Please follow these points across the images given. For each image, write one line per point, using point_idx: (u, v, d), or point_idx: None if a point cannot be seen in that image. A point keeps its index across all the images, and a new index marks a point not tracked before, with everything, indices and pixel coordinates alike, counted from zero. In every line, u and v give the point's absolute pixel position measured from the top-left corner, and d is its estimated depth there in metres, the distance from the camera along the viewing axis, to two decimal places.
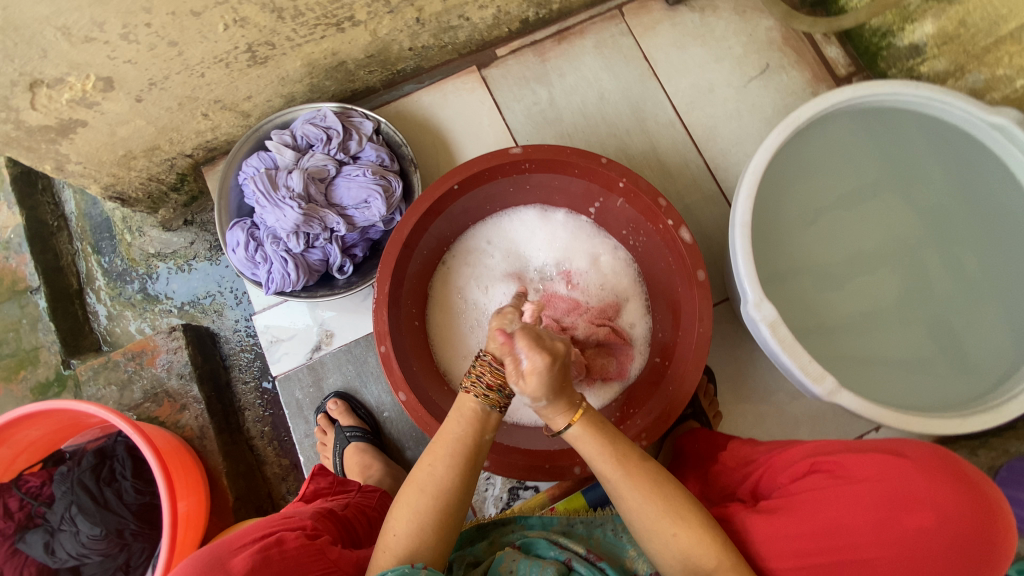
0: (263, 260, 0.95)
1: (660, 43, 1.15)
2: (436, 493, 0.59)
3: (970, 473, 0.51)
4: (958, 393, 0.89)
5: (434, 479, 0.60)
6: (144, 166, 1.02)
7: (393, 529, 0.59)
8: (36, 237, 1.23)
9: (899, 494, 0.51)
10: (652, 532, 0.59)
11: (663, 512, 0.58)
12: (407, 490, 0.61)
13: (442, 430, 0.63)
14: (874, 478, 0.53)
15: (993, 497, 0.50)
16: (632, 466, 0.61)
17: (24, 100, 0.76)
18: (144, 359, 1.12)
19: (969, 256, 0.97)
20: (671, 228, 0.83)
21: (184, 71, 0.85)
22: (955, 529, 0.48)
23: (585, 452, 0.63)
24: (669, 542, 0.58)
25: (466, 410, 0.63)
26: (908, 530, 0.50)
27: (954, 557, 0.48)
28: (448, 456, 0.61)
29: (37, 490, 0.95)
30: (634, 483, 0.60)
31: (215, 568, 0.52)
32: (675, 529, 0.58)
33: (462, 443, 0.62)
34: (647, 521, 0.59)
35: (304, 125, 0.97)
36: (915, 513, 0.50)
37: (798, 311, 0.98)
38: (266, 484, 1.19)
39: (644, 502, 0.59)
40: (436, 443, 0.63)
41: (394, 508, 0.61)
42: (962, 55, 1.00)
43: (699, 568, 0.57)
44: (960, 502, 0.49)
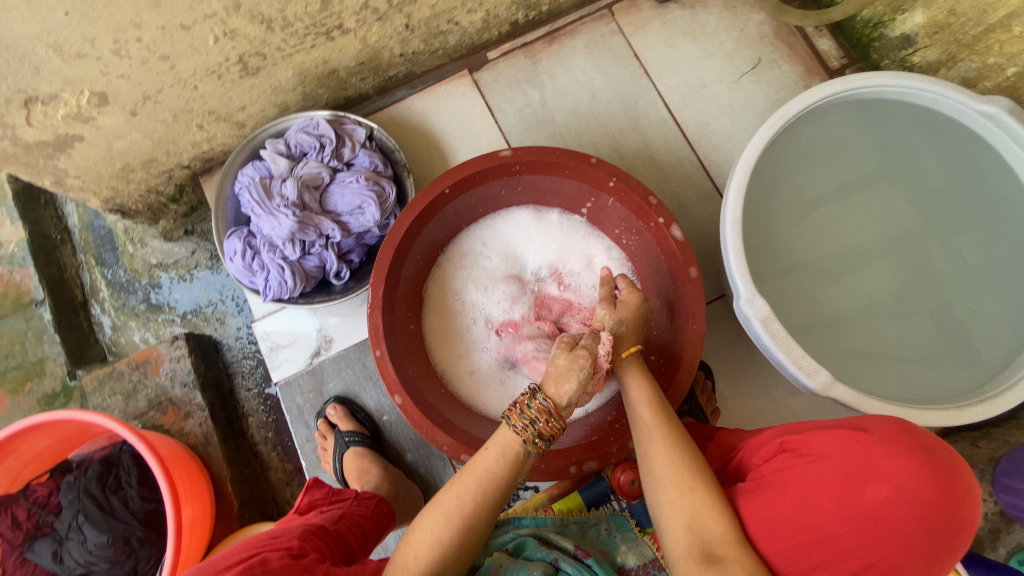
0: (261, 268, 0.96)
1: (650, 41, 1.15)
2: (460, 526, 0.60)
3: (929, 441, 0.52)
4: (956, 385, 0.89)
5: (461, 511, 0.60)
6: (142, 178, 1.04)
7: (411, 551, 0.60)
8: (40, 250, 1.25)
9: (855, 468, 0.52)
10: (666, 483, 0.63)
11: (679, 467, 0.63)
12: (430, 514, 0.61)
13: (476, 460, 0.63)
14: (834, 455, 0.54)
15: (951, 460, 0.51)
16: (659, 419, 0.69)
17: (20, 117, 0.77)
18: (147, 368, 1.14)
19: (968, 245, 0.96)
20: (662, 226, 0.83)
21: (177, 84, 0.87)
22: (912, 499, 0.49)
23: (633, 395, 0.73)
24: (679, 499, 0.61)
25: (508, 452, 0.63)
26: (867, 502, 0.51)
27: (912, 525, 0.49)
28: (476, 488, 0.61)
29: (44, 500, 0.97)
30: (657, 434, 0.67)
31: None
32: (690, 485, 0.61)
33: (492, 479, 0.62)
34: (663, 469, 0.64)
35: (297, 134, 0.98)
36: (871, 485, 0.51)
37: (795, 305, 0.98)
38: (271, 489, 1.20)
39: (665, 453, 0.65)
40: (465, 472, 0.63)
41: (413, 529, 0.62)
42: (953, 44, 0.99)
43: (704, 535, 0.58)
44: (917, 470, 0.49)
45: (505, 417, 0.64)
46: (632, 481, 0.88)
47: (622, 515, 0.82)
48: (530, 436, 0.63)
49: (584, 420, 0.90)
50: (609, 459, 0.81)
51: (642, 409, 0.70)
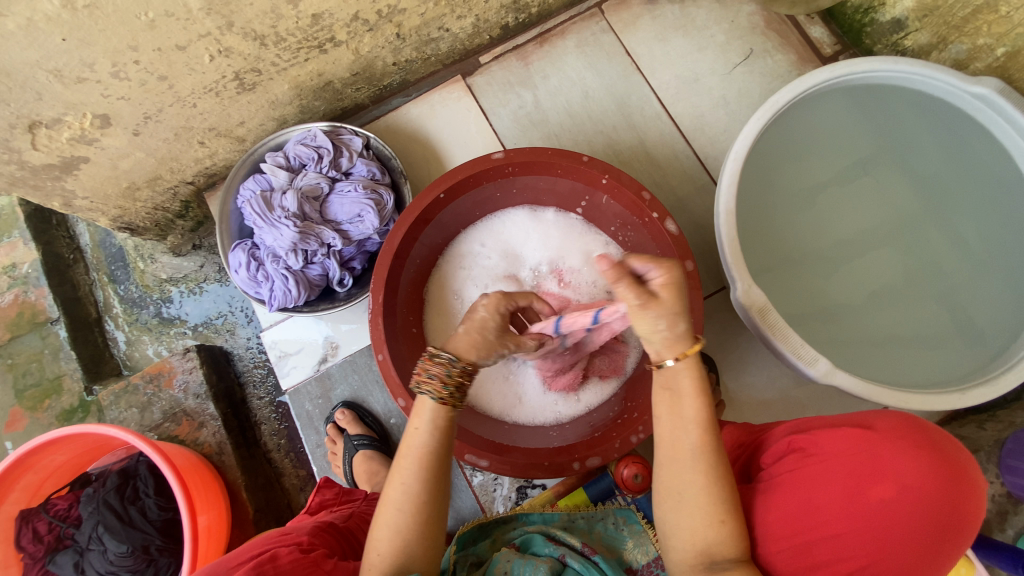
0: (265, 278, 0.98)
1: (641, 37, 1.16)
2: (413, 507, 0.61)
3: (937, 438, 0.52)
4: (961, 368, 0.88)
5: (408, 493, 0.61)
6: (148, 196, 1.07)
7: (376, 548, 0.61)
8: (53, 270, 1.29)
9: (862, 468, 0.52)
10: (694, 516, 0.58)
11: (715, 499, 0.58)
12: (385, 508, 0.62)
13: (407, 441, 0.63)
14: (841, 454, 0.54)
15: (961, 459, 0.51)
16: (709, 447, 0.59)
17: (25, 142, 0.80)
18: (161, 381, 1.17)
19: (971, 227, 0.95)
20: (657, 220, 0.84)
21: (176, 103, 0.89)
22: (919, 497, 0.49)
23: (686, 415, 0.60)
24: (705, 528, 0.58)
25: (437, 421, 0.63)
26: (872, 502, 0.51)
27: (918, 524, 0.49)
28: (415, 468, 0.61)
29: (65, 513, 1.00)
30: (701, 464, 0.58)
31: None
32: (722, 518, 0.57)
33: (426, 451, 0.62)
34: (692, 497, 0.58)
35: (296, 146, 1.00)
36: (878, 485, 0.51)
37: (797, 295, 0.98)
38: (285, 495, 1.23)
39: (702, 487, 0.58)
40: (400, 456, 0.63)
41: (373, 529, 0.62)
42: (943, 27, 0.99)
43: (714, 555, 0.57)
44: (924, 468, 0.50)
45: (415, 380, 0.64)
46: (637, 475, 0.87)
47: (629, 507, 0.82)
48: (450, 394, 0.63)
49: (585, 418, 0.91)
50: (612, 455, 0.81)
51: (691, 435, 0.59)
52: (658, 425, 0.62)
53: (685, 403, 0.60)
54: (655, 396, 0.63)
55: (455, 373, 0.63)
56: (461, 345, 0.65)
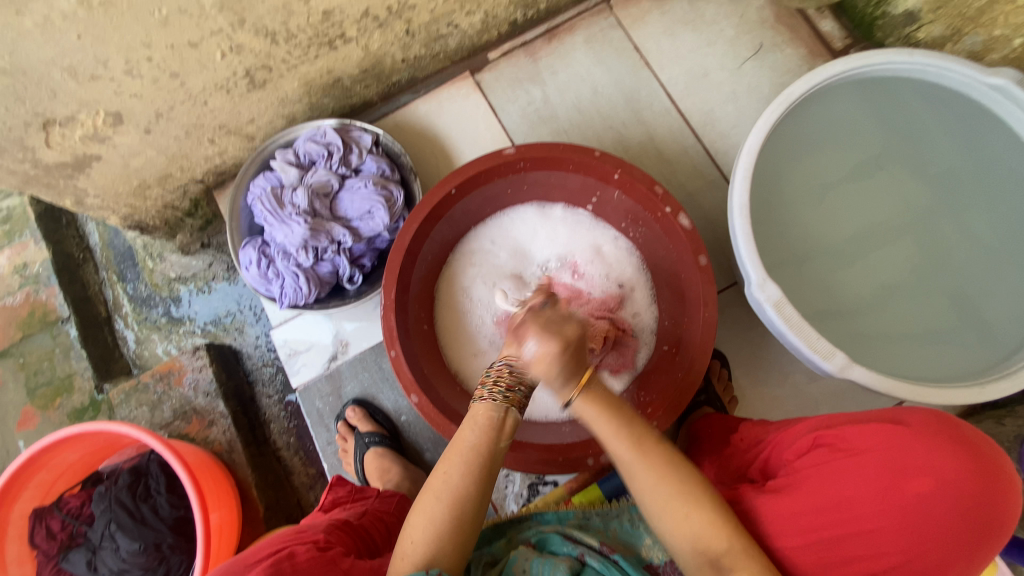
0: (276, 276, 0.98)
1: (650, 32, 1.16)
2: (450, 501, 0.60)
3: (970, 435, 0.52)
4: (976, 364, 0.88)
5: (449, 485, 0.61)
6: (158, 195, 1.07)
7: (410, 537, 0.61)
8: (63, 269, 1.30)
9: (898, 461, 0.52)
10: (664, 516, 0.59)
11: (672, 497, 0.58)
12: (424, 497, 0.62)
13: (459, 437, 0.65)
14: (874, 448, 0.54)
15: (996, 457, 0.51)
16: (643, 447, 0.61)
17: (39, 140, 0.80)
18: (171, 379, 1.17)
19: (986, 221, 0.95)
20: (669, 215, 0.83)
21: (188, 100, 0.89)
22: (956, 492, 0.49)
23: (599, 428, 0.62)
24: (674, 528, 0.58)
25: (481, 419, 0.65)
26: (908, 495, 0.51)
27: (953, 520, 0.49)
28: (461, 462, 0.62)
29: (77, 511, 1.00)
30: (644, 463, 0.60)
31: None
32: (687, 510, 0.58)
33: (475, 450, 0.63)
34: (657, 499, 0.59)
35: (306, 143, 1.00)
36: (914, 479, 0.51)
37: (810, 290, 0.97)
38: (295, 492, 1.22)
39: (654, 485, 0.59)
40: (451, 450, 0.64)
41: (411, 515, 0.62)
42: (957, 19, 0.97)
43: (710, 552, 0.57)
44: (961, 463, 0.50)
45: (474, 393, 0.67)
46: None
47: None
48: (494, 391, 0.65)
49: None
50: None
51: (617, 444, 0.62)
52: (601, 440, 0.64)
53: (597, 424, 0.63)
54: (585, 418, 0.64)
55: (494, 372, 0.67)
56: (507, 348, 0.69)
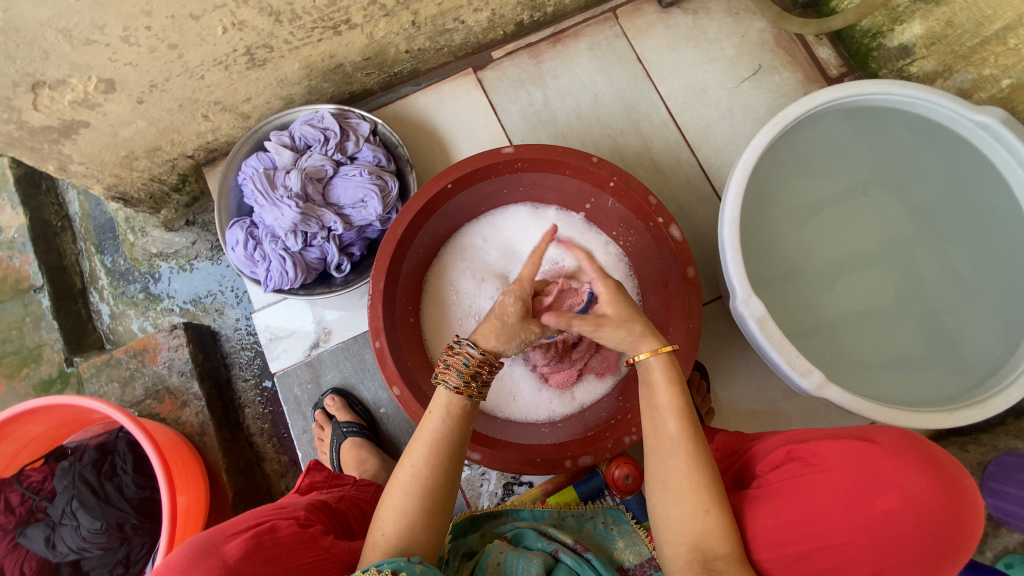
0: (262, 258, 0.97)
1: (653, 45, 1.17)
2: (419, 492, 0.60)
3: (937, 454, 0.52)
4: (948, 391, 0.91)
5: (416, 477, 0.61)
6: (146, 166, 1.04)
7: (380, 528, 0.60)
8: (39, 236, 1.25)
9: (867, 479, 0.52)
10: (681, 503, 0.60)
11: (699, 485, 0.60)
12: (391, 491, 0.62)
13: (422, 427, 0.64)
14: (844, 464, 0.55)
15: (962, 477, 0.52)
16: (688, 434, 0.63)
17: (26, 101, 0.78)
18: (145, 356, 1.14)
19: (961, 254, 0.98)
20: (661, 225, 0.84)
21: (184, 73, 0.87)
22: (921, 510, 0.50)
23: (660, 401, 0.66)
24: (693, 517, 0.59)
25: (448, 407, 0.65)
26: (875, 512, 0.51)
27: (919, 538, 0.50)
28: (426, 453, 0.62)
29: (38, 486, 0.98)
30: (680, 450, 0.63)
31: (210, 552, 0.55)
32: (706, 505, 0.59)
33: (440, 437, 0.63)
34: (682, 486, 0.61)
35: (302, 126, 0.99)
36: (881, 496, 0.51)
37: (790, 309, 1.00)
38: (265, 480, 1.21)
39: (685, 472, 0.61)
40: (415, 442, 0.64)
41: (380, 508, 0.61)
42: (950, 55, 1.01)
43: (708, 551, 0.58)
44: (926, 481, 0.50)
45: (437, 377, 0.66)
46: (627, 476, 0.86)
47: (619, 508, 0.82)
48: (467, 385, 0.65)
49: (579, 416, 0.93)
50: (605, 455, 0.82)
51: (669, 420, 0.64)
52: (648, 412, 0.68)
53: (658, 391, 0.67)
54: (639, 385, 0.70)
55: (473, 362, 0.65)
56: (480, 335, 0.68)
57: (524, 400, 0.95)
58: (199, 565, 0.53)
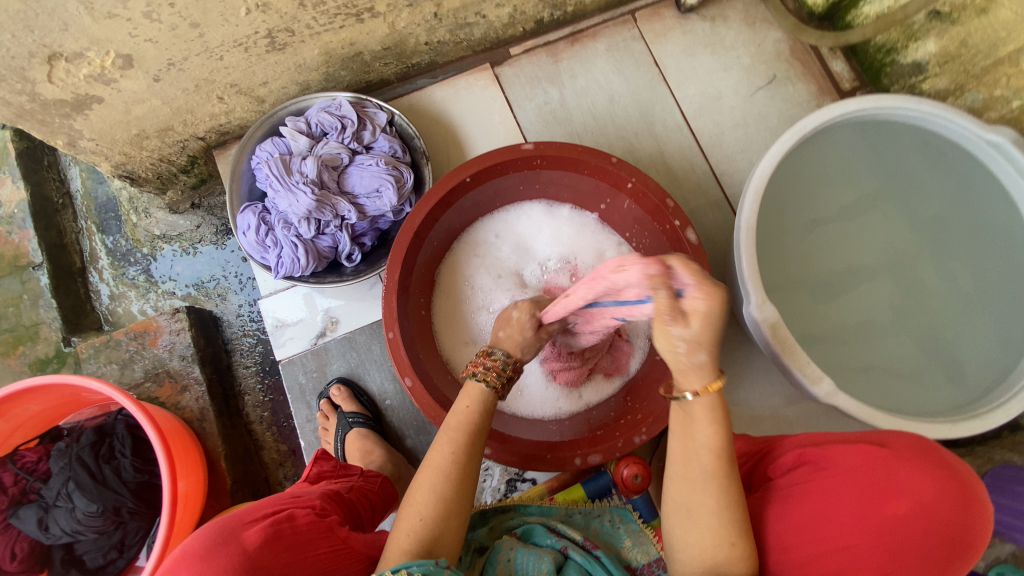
0: (274, 244, 0.96)
1: (670, 50, 1.18)
2: (456, 475, 0.62)
3: (947, 459, 0.53)
4: (950, 402, 0.92)
5: (453, 461, 0.63)
6: (156, 146, 1.03)
7: (416, 513, 0.60)
8: (40, 213, 1.23)
9: (878, 483, 0.53)
10: (704, 536, 0.57)
11: (726, 520, 0.57)
12: (425, 471, 0.63)
13: (457, 414, 0.67)
14: (855, 469, 0.55)
15: (972, 481, 0.53)
16: (722, 472, 0.58)
17: (41, 73, 0.76)
18: (146, 339, 1.12)
19: (964, 269, 1.00)
20: (678, 228, 0.85)
21: (203, 53, 0.86)
22: (932, 514, 0.50)
23: (699, 438, 0.58)
24: (716, 548, 0.57)
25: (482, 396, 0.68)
26: (886, 516, 0.51)
27: (931, 542, 0.50)
28: (463, 439, 0.64)
29: (32, 466, 0.95)
30: (712, 486, 0.58)
31: (229, 538, 0.54)
32: (732, 539, 0.57)
33: (475, 427, 0.66)
34: (709, 522, 0.57)
35: (319, 113, 0.98)
36: (893, 500, 0.52)
37: (796, 317, 1.01)
38: (263, 469, 1.20)
39: (715, 508, 0.57)
40: (449, 426, 0.66)
41: (412, 491, 0.62)
42: (962, 75, 1.03)
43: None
44: (937, 486, 0.51)
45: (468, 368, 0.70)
46: (637, 476, 0.86)
47: (625, 506, 0.83)
48: (498, 380, 0.68)
49: (585, 415, 0.93)
50: (614, 454, 0.82)
51: (704, 457, 0.58)
52: (680, 440, 0.61)
53: (697, 425, 0.59)
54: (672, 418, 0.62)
55: (504, 363, 0.69)
56: (508, 342, 0.71)
57: (533, 395, 0.95)
58: (219, 552, 0.53)
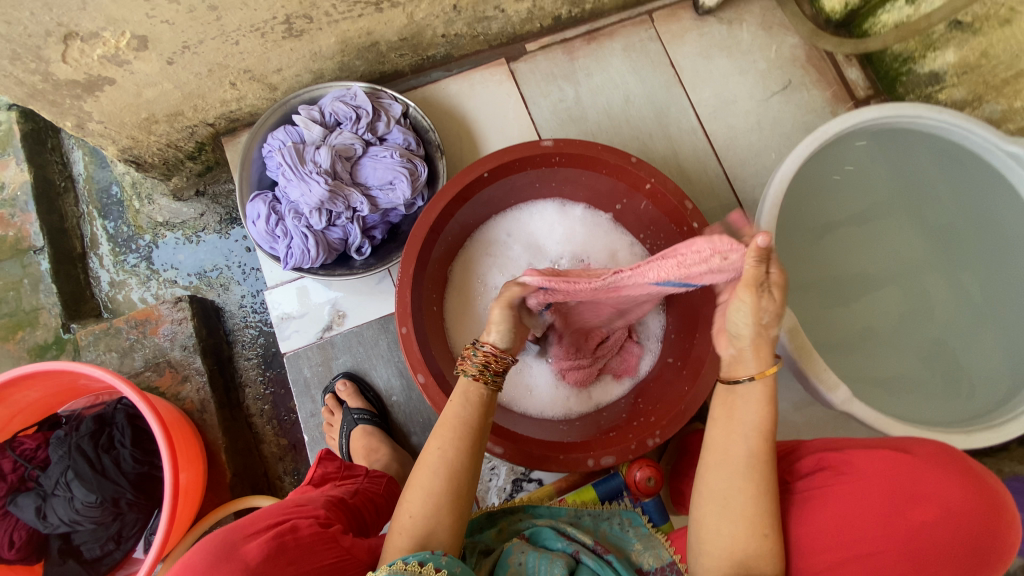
0: (283, 234, 0.94)
1: (687, 51, 1.17)
2: (447, 473, 0.60)
3: (973, 467, 0.53)
4: (962, 412, 0.92)
5: (445, 459, 0.61)
6: (164, 131, 1.01)
7: (406, 511, 0.59)
8: (42, 196, 1.20)
9: (905, 489, 0.53)
10: (739, 523, 0.56)
11: (763, 510, 0.56)
12: (419, 472, 0.61)
13: (446, 412, 0.65)
14: (880, 475, 0.55)
15: (998, 490, 0.53)
16: (764, 457, 0.58)
17: (55, 52, 0.74)
18: (147, 327, 1.10)
19: (974, 281, 1.00)
20: (696, 230, 0.83)
21: (219, 37, 0.84)
22: (959, 522, 0.50)
23: (746, 420, 0.59)
24: (748, 539, 0.56)
25: (473, 394, 0.65)
26: (913, 523, 0.51)
27: (958, 549, 0.50)
28: (453, 437, 0.62)
29: (31, 453, 0.93)
30: (754, 474, 0.57)
31: (229, 554, 0.53)
32: (766, 530, 0.56)
33: (466, 424, 0.63)
34: (746, 509, 0.56)
35: (334, 103, 0.96)
36: (920, 507, 0.52)
37: (807, 322, 1.01)
38: (262, 463, 1.18)
39: (755, 496, 0.56)
40: (441, 426, 0.64)
41: (406, 491, 0.61)
42: (981, 85, 1.04)
43: (752, 569, 0.55)
44: (965, 494, 0.51)
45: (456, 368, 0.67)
46: (649, 479, 0.86)
47: (634, 510, 0.82)
48: (483, 371, 0.65)
49: (594, 416, 0.92)
50: (626, 456, 0.81)
51: (750, 442, 0.58)
52: (715, 425, 0.61)
53: (747, 408, 0.59)
54: (715, 403, 0.63)
55: (480, 355, 0.66)
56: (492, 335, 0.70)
57: (545, 393, 0.94)
58: (220, 570, 0.51)
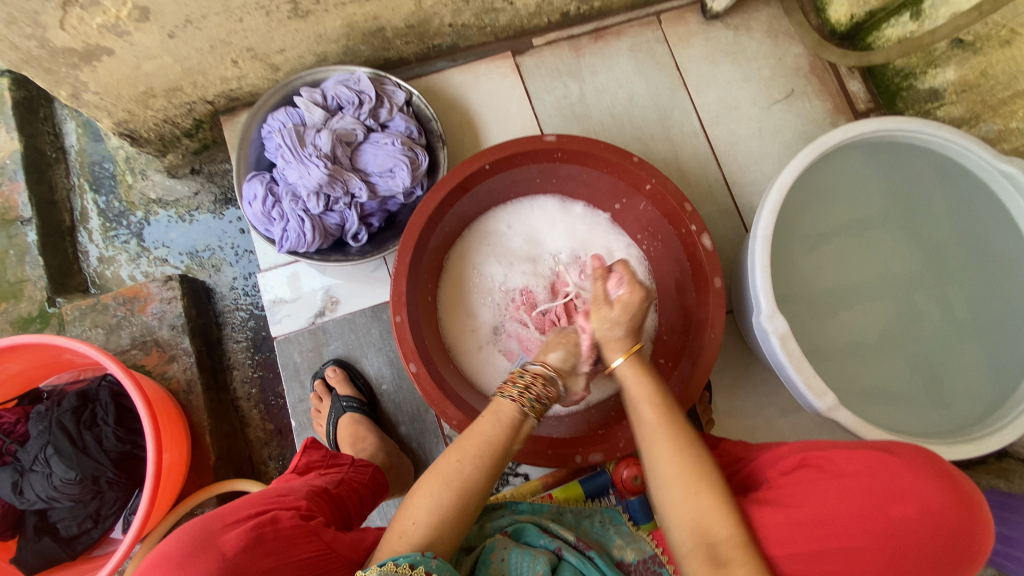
0: (280, 217, 0.93)
1: (692, 55, 1.17)
2: (458, 488, 0.60)
3: (950, 469, 0.54)
4: (943, 425, 0.93)
5: (461, 475, 0.61)
6: (162, 106, 0.99)
7: (410, 517, 0.59)
8: (32, 166, 1.17)
9: (884, 487, 0.53)
10: (672, 487, 0.64)
11: (684, 472, 0.64)
12: (430, 480, 0.61)
13: (475, 428, 0.66)
14: (862, 472, 0.55)
15: (974, 493, 0.53)
16: (664, 423, 0.69)
17: (54, 17, 0.73)
18: (135, 305, 1.08)
19: (962, 298, 1.01)
20: (693, 233, 0.83)
21: (223, 13, 0.83)
22: (938, 521, 0.51)
23: (634, 394, 0.73)
24: (686, 505, 0.62)
25: (504, 416, 0.66)
26: (891, 519, 0.52)
27: (934, 547, 0.51)
28: (476, 454, 0.63)
29: (10, 427, 0.92)
30: (660, 439, 0.68)
31: (204, 545, 0.53)
32: (694, 488, 0.63)
33: (492, 446, 0.64)
34: (671, 474, 0.65)
35: (337, 86, 0.95)
36: (899, 504, 0.52)
37: (795, 329, 1.03)
38: (247, 447, 1.17)
39: (670, 458, 0.66)
40: (467, 441, 0.64)
41: (412, 495, 0.61)
42: (979, 104, 1.05)
43: (710, 534, 0.60)
44: (942, 493, 0.51)
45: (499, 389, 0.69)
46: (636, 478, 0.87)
47: (615, 508, 0.82)
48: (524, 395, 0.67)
49: (584, 415, 0.92)
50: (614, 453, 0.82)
51: (646, 410, 0.71)
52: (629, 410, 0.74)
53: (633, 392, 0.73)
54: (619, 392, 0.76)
55: (527, 377, 0.69)
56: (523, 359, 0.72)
57: None
58: (195, 561, 0.52)
